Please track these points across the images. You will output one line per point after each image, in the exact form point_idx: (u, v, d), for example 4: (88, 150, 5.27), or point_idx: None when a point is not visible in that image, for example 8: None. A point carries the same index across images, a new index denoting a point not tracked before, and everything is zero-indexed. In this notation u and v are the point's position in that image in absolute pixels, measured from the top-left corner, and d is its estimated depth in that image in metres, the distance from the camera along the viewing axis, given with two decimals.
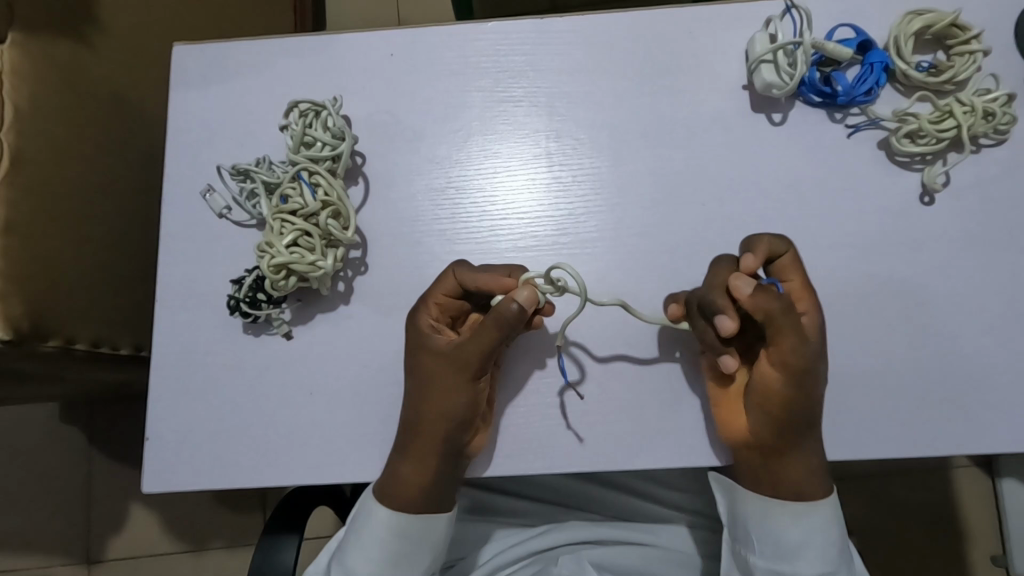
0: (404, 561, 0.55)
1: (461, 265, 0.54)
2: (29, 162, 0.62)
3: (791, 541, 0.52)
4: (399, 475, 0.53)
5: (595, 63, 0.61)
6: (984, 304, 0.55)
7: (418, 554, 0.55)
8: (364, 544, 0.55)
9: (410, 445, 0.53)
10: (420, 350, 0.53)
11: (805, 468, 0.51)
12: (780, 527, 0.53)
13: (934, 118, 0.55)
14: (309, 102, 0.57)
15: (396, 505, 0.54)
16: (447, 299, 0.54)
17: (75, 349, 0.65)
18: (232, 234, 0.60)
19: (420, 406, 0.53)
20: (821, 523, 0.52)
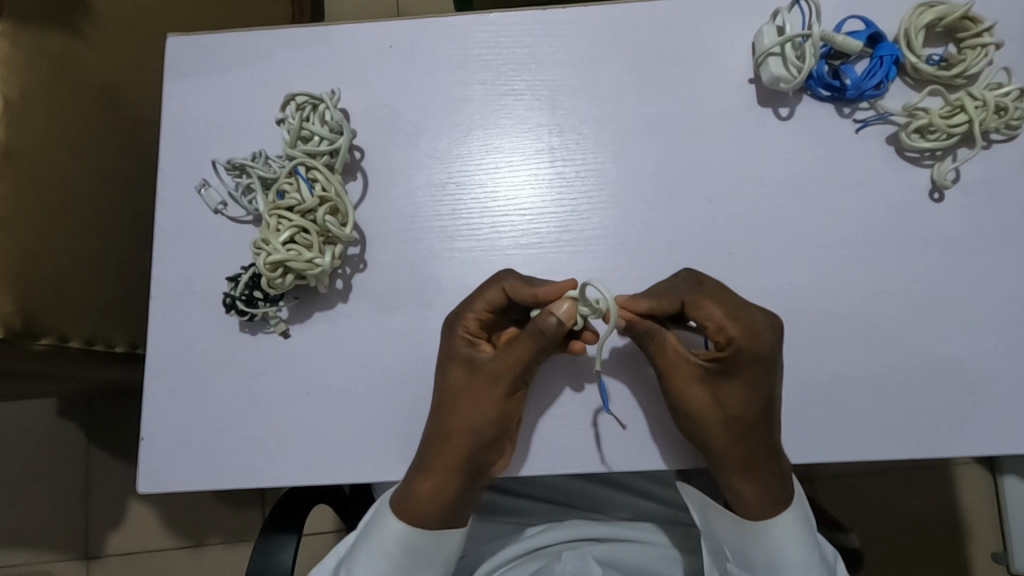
0: (413, 573, 0.54)
1: (508, 280, 0.52)
2: (20, 157, 0.61)
3: (759, 558, 0.53)
4: (416, 485, 0.52)
5: (598, 55, 0.60)
6: (993, 303, 0.54)
7: (426, 565, 0.54)
8: (373, 555, 0.54)
9: (435, 458, 0.52)
10: (456, 361, 0.52)
11: (764, 477, 0.51)
12: (747, 546, 0.53)
13: (945, 113, 0.54)
14: (306, 95, 0.56)
15: (408, 518, 0.53)
16: (486, 312, 0.53)
17: (68, 347, 0.64)
18: (227, 230, 0.59)
19: (450, 419, 0.52)
20: (786, 538, 0.52)
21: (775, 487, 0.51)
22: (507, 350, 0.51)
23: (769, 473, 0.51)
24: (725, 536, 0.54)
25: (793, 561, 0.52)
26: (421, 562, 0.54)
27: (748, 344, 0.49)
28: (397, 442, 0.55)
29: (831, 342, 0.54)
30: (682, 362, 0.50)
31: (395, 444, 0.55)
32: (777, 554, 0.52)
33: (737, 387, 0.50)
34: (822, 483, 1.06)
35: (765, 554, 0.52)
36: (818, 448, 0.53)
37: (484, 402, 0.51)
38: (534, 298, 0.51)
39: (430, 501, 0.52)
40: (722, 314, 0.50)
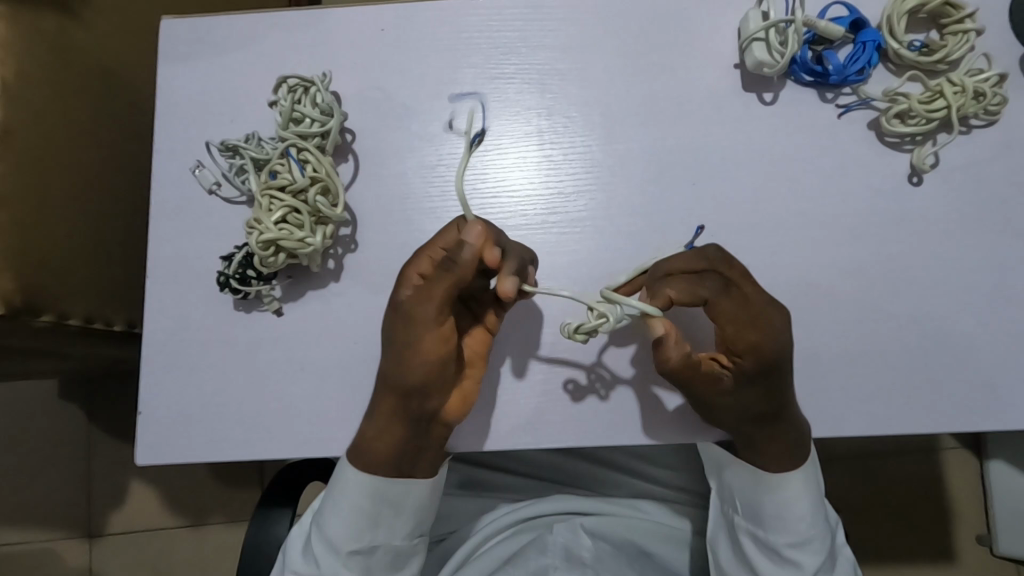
0: (378, 523, 0.55)
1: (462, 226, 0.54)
2: (18, 136, 0.62)
3: (769, 510, 0.55)
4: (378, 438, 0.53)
5: (587, 39, 0.60)
6: (969, 284, 0.56)
7: (392, 517, 0.56)
8: (344, 509, 0.55)
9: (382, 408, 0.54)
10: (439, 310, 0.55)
11: (773, 441, 0.53)
12: (761, 496, 0.55)
13: (925, 98, 0.55)
14: (297, 77, 0.57)
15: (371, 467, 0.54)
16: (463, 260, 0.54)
17: (67, 325, 0.66)
18: (222, 210, 0.60)
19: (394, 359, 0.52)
20: (798, 492, 0.54)
21: (787, 442, 0.53)
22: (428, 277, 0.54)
23: (781, 431, 0.53)
24: (739, 486, 0.56)
25: (801, 521, 0.54)
26: (389, 510, 0.55)
27: (768, 341, 0.49)
28: None
29: (810, 322, 0.56)
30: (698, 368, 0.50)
31: None
32: (785, 507, 0.54)
33: (747, 389, 0.50)
34: None
35: (773, 506, 0.54)
36: None
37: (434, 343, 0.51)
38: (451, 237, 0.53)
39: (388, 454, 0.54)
40: (731, 317, 0.50)
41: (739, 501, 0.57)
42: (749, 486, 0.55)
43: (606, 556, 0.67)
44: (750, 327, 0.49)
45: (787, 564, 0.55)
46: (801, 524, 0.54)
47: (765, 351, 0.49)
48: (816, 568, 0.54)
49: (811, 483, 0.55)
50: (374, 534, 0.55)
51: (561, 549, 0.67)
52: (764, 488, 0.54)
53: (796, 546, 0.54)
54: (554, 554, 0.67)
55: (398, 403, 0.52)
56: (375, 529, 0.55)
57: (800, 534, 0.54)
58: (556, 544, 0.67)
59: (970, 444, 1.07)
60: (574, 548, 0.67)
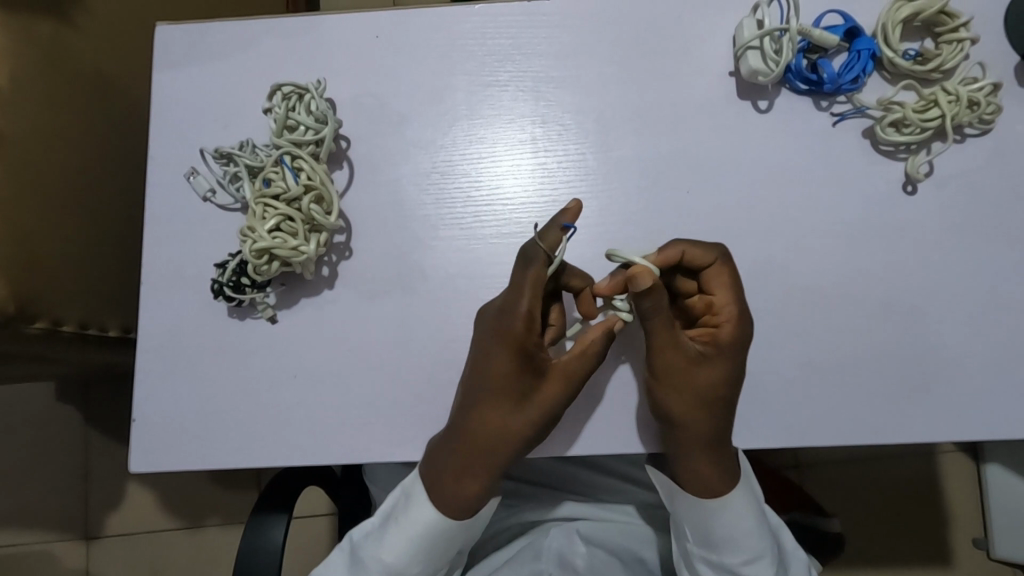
0: (444, 543, 0.55)
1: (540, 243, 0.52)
2: (11, 142, 0.62)
3: (718, 534, 0.54)
4: (464, 476, 0.52)
5: (583, 47, 0.60)
6: (963, 292, 0.56)
7: (458, 537, 0.56)
8: (409, 541, 0.54)
9: (471, 459, 0.52)
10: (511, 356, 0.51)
11: (714, 452, 0.52)
12: (709, 522, 0.54)
13: (919, 107, 0.55)
14: (292, 85, 0.57)
15: (448, 507, 0.54)
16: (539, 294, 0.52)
17: (62, 330, 0.66)
18: (216, 217, 0.60)
19: (487, 415, 0.52)
20: (741, 515, 0.54)
21: (722, 464, 0.53)
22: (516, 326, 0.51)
23: (716, 449, 0.52)
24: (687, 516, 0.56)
25: (749, 538, 0.54)
26: (452, 533, 0.55)
27: (741, 333, 0.52)
28: (380, 425, 0.56)
29: (804, 330, 0.56)
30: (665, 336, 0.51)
31: (378, 427, 0.56)
32: (733, 528, 0.54)
33: (706, 367, 0.51)
34: (806, 470, 1.08)
35: (723, 529, 0.54)
36: (788, 434, 0.55)
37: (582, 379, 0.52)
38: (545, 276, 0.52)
39: (470, 493, 0.53)
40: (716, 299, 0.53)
41: (688, 529, 0.56)
42: (694, 514, 0.55)
43: (600, 563, 0.66)
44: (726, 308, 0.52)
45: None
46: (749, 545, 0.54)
47: (732, 330, 0.52)
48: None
49: (751, 497, 0.55)
50: (431, 556, 0.55)
51: (555, 554, 0.66)
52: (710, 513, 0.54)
53: (745, 565, 0.55)
54: (549, 560, 0.66)
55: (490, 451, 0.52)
56: (442, 552, 0.55)
57: (751, 551, 0.54)
58: (550, 548, 0.66)
59: (967, 448, 1.07)
60: (568, 553, 0.66)
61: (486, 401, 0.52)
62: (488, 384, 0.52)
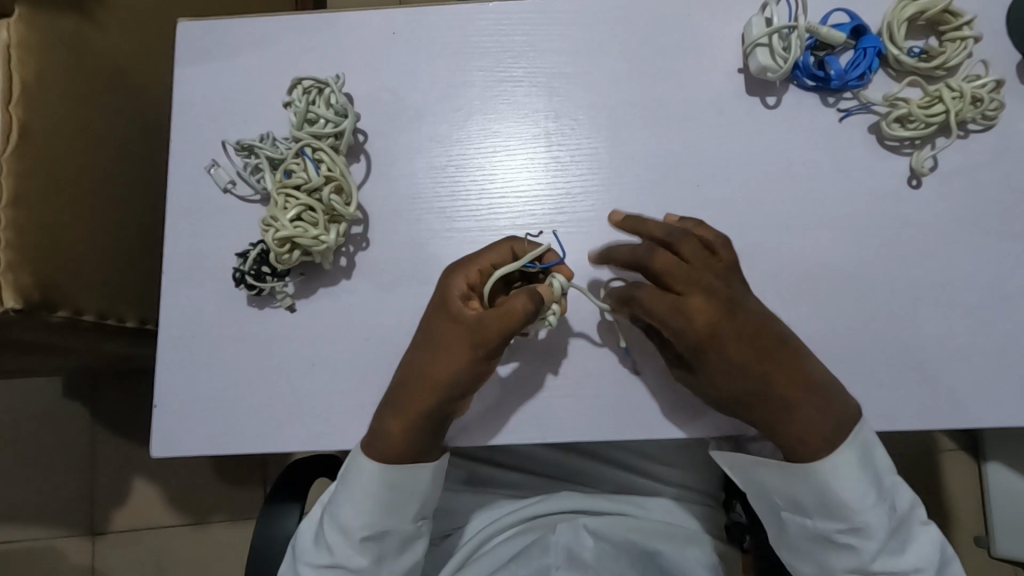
0: (391, 509, 0.57)
1: (515, 240, 0.54)
2: (36, 135, 0.63)
3: (812, 500, 0.54)
4: (388, 412, 0.54)
5: (596, 44, 0.62)
6: (966, 284, 0.57)
7: (404, 501, 0.57)
8: (356, 499, 0.57)
9: (404, 403, 0.53)
10: (448, 314, 0.53)
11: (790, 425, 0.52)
12: (802, 489, 0.54)
13: (924, 103, 0.56)
14: (312, 79, 0.58)
15: (379, 455, 0.55)
16: (490, 268, 0.54)
17: (82, 320, 0.67)
18: (236, 209, 0.61)
19: (421, 360, 0.54)
20: (850, 470, 0.52)
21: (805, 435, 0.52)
22: (461, 285, 0.53)
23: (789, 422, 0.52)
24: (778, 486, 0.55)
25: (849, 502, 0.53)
26: (402, 499, 0.57)
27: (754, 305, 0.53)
28: None
29: (812, 320, 0.57)
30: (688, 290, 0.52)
31: None
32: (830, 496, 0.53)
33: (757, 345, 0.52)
34: None
35: (816, 495, 0.53)
36: None
37: (492, 340, 0.51)
38: (511, 251, 0.54)
39: (394, 440, 0.54)
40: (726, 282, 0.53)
41: (779, 498, 0.56)
42: (788, 483, 0.54)
43: (608, 556, 0.67)
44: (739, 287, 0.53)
45: (842, 547, 0.54)
46: (861, 508, 0.53)
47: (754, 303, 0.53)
48: (877, 548, 0.53)
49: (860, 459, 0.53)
50: (385, 521, 0.57)
51: (564, 550, 0.67)
52: (802, 479, 0.53)
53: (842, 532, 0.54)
54: (556, 554, 0.66)
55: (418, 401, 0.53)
56: (390, 516, 0.57)
57: (849, 520, 0.53)
58: (558, 544, 0.67)
59: (968, 445, 1.08)
60: (576, 548, 0.67)
61: (421, 346, 0.54)
62: (427, 333, 0.54)
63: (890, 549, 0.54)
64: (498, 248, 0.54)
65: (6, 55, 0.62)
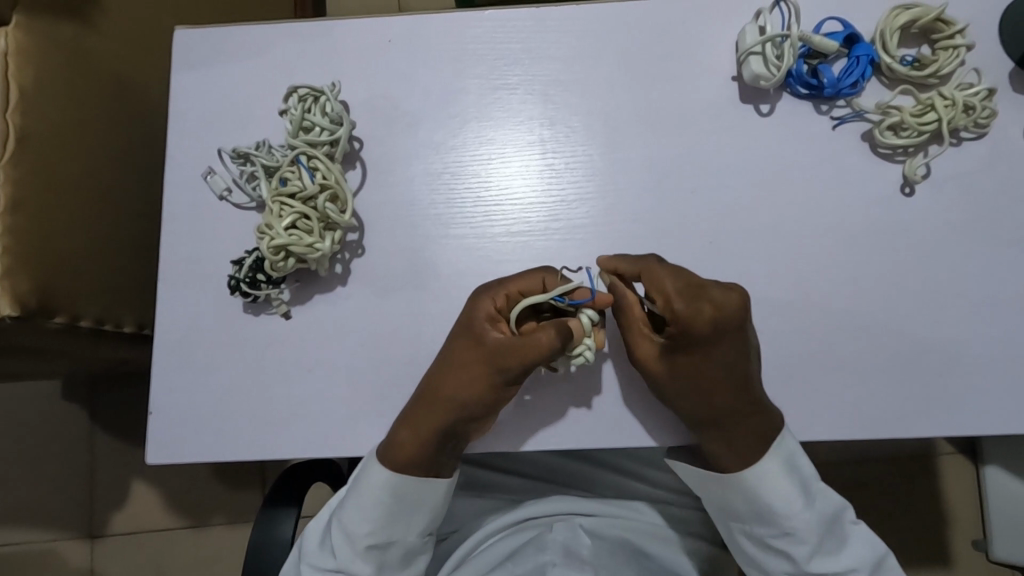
0: (398, 520, 0.57)
1: (549, 273, 0.55)
2: (34, 142, 0.63)
3: (746, 505, 0.56)
4: (407, 425, 0.55)
5: (591, 52, 0.62)
6: (960, 291, 0.57)
7: (414, 514, 0.57)
8: (366, 507, 0.57)
9: (424, 420, 0.54)
10: (472, 335, 0.54)
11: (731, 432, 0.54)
12: (734, 493, 0.56)
13: (917, 111, 0.57)
14: (308, 87, 0.59)
15: (390, 465, 0.55)
16: (519, 294, 0.55)
17: (79, 326, 0.67)
18: (232, 215, 0.61)
19: (446, 378, 0.54)
20: (777, 477, 0.54)
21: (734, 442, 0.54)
22: (490, 307, 0.54)
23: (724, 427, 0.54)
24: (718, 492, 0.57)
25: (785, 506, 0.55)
26: (410, 511, 0.57)
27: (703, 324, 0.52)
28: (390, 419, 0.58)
29: (805, 327, 0.57)
30: (681, 292, 0.52)
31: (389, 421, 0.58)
32: (760, 499, 0.55)
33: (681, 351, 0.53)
34: None
35: (749, 500, 0.55)
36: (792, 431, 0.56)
37: (512, 367, 0.53)
38: (543, 283, 0.55)
39: (408, 454, 0.55)
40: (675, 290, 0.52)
41: (715, 505, 0.58)
42: (724, 489, 0.56)
43: (605, 553, 0.67)
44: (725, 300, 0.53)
45: (779, 552, 0.56)
46: (789, 515, 0.55)
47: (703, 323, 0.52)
48: (811, 551, 0.55)
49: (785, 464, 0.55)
50: (391, 531, 0.57)
51: (561, 546, 0.67)
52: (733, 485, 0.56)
53: (780, 536, 0.55)
54: (553, 551, 0.66)
55: (437, 420, 0.54)
56: (396, 527, 0.57)
57: (786, 525, 0.55)
58: (555, 541, 0.67)
59: (966, 449, 1.08)
60: (574, 545, 0.67)
61: (444, 364, 0.55)
62: (452, 351, 0.55)
63: (827, 549, 0.56)
64: (530, 278, 0.55)
65: (4, 63, 0.63)
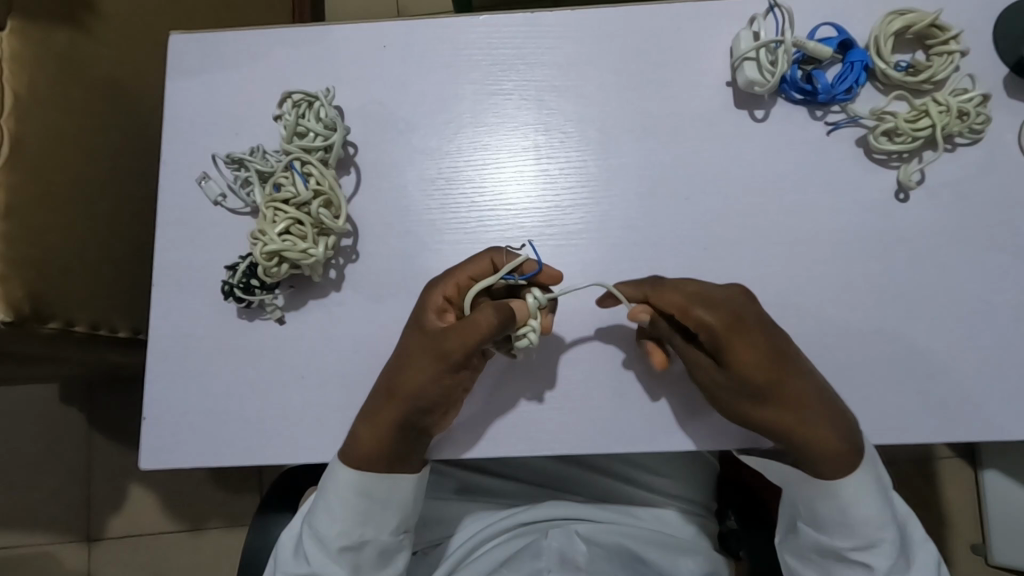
0: (368, 520, 0.57)
1: (496, 252, 0.55)
2: (29, 147, 0.63)
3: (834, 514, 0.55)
4: (365, 419, 0.54)
5: (585, 57, 0.62)
6: (955, 297, 0.57)
7: (383, 513, 0.57)
8: (336, 509, 0.56)
9: (378, 412, 0.54)
10: (420, 323, 0.54)
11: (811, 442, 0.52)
12: (819, 500, 0.55)
13: (911, 116, 0.57)
14: (302, 92, 0.59)
15: (355, 462, 0.55)
16: (468, 281, 0.55)
17: (73, 331, 0.67)
18: (226, 221, 0.61)
19: (394, 367, 0.54)
20: (869, 489, 0.54)
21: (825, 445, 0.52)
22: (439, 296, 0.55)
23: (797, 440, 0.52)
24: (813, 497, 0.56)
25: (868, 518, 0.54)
26: (378, 510, 0.57)
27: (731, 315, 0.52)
28: None
29: (799, 333, 0.57)
30: (692, 298, 0.52)
31: None
32: (849, 512, 0.54)
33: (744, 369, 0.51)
34: None
35: (836, 512, 0.55)
36: None
37: (455, 353, 0.52)
38: (492, 264, 0.55)
39: (369, 449, 0.54)
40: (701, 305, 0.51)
41: (801, 507, 0.57)
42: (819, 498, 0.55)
43: (601, 560, 0.68)
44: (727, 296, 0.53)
45: (856, 565, 0.56)
46: (870, 526, 0.54)
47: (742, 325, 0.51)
48: (887, 568, 0.54)
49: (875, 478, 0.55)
50: (362, 531, 0.57)
51: (556, 554, 0.68)
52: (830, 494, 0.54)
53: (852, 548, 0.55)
54: (549, 558, 0.67)
55: (394, 409, 0.53)
56: (367, 527, 0.57)
57: (864, 537, 0.55)
58: (551, 548, 0.68)
59: (965, 453, 1.08)
60: (569, 552, 0.68)
61: (398, 357, 0.55)
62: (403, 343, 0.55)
63: (897, 569, 0.55)
64: (478, 261, 0.55)
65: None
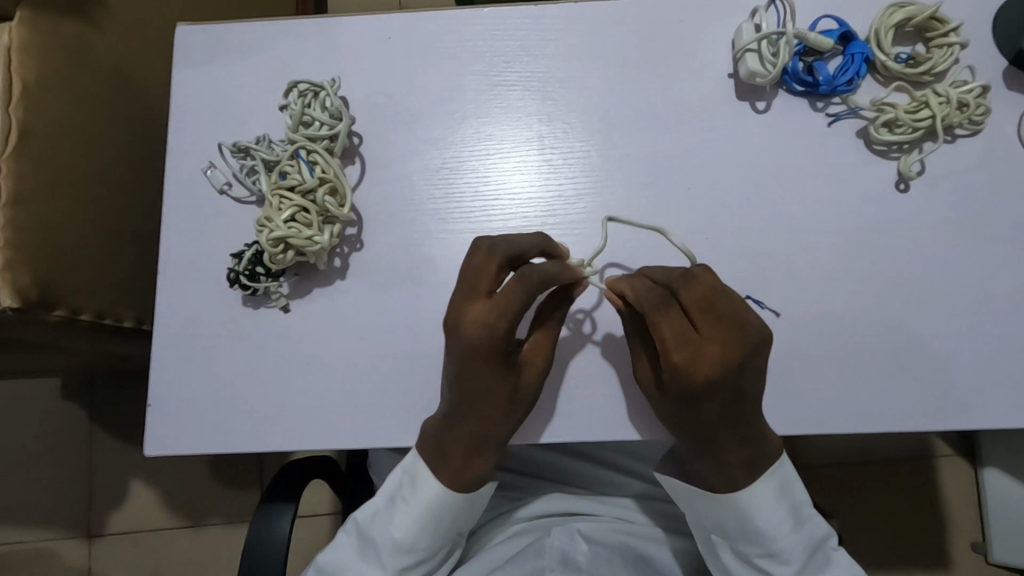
0: (452, 520, 0.59)
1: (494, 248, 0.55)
2: (34, 136, 0.63)
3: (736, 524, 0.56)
4: (448, 446, 0.56)
5: (588, 48, 0.63)
6: (955, 287, 0.57)
7: (464, 513, 0.59)
8: (420, 513, 0.58)
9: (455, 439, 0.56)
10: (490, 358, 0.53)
11: (722, 463, 0.54)
12: (720, 510, 0.56)
13: (911, 108, 0.57)
14: (308, 82, 0.59)
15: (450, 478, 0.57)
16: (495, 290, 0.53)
17: (78, 320, 0.68)
18: (231, 210, 0.62)
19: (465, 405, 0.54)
20: (766, 498, 0.55)
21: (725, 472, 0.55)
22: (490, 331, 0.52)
23: (715, 463, 0.54)
24: (702, 506, 0.58)
25: (765, 527, 0.55)
26: (462, 515, 0.59)
27: (692, 362, 0.50)
28: (387, 411, 0.58)
29: (801, 322, 0.58)
30: (681, 340, 0.50)
31: (386, 413, 0.58)
32: (747, 522, 0.55)
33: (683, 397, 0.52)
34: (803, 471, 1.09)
35: (738, 521, 0.56)
36: (787, 426, 0.57)
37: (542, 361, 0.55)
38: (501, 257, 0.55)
39: (462, 468, 0.57)
40: (670, 336, 0.50)
41: (707, 521, 0.58)
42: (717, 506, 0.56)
43: (602, 561, 0.65)
44: (726, 341, 0.50)
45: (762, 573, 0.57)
46: (776, 536, 0.55)
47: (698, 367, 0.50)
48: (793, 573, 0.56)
49: (776, 485, 0.56)
50: (443, 531, 0.59)
51: (558, 554, 0.65)
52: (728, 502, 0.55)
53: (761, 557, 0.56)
54: (551, 557, 0.65)
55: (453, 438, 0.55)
56: (446, 529, 0.59)
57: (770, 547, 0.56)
58: (552, 547, 0.66)
59: (964, 451, 1.08)
60: (571, 554, 0.65)
61: (464, 394, 0.54)
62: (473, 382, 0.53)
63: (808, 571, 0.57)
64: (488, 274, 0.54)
65: (7, 59, 0.63)
